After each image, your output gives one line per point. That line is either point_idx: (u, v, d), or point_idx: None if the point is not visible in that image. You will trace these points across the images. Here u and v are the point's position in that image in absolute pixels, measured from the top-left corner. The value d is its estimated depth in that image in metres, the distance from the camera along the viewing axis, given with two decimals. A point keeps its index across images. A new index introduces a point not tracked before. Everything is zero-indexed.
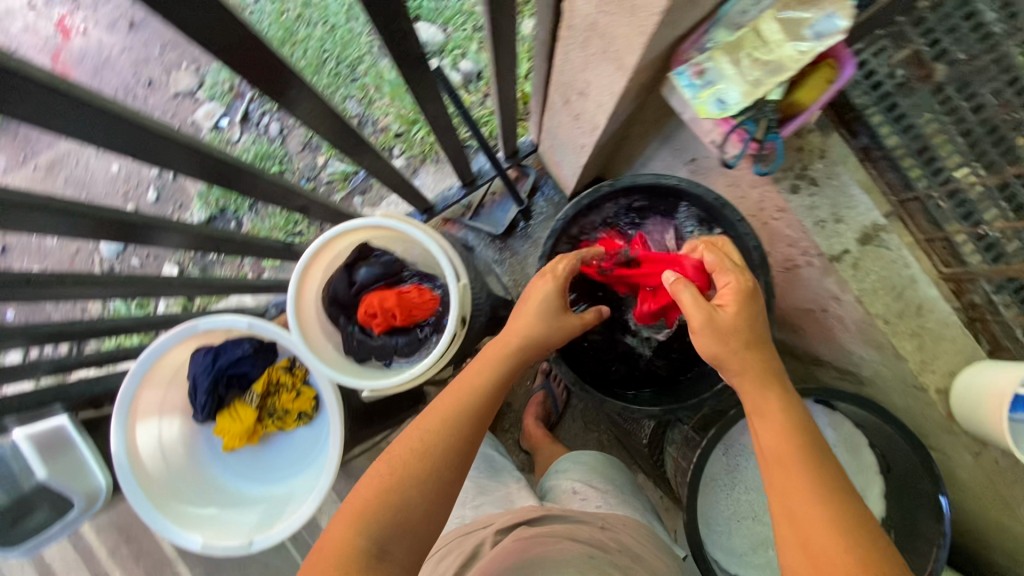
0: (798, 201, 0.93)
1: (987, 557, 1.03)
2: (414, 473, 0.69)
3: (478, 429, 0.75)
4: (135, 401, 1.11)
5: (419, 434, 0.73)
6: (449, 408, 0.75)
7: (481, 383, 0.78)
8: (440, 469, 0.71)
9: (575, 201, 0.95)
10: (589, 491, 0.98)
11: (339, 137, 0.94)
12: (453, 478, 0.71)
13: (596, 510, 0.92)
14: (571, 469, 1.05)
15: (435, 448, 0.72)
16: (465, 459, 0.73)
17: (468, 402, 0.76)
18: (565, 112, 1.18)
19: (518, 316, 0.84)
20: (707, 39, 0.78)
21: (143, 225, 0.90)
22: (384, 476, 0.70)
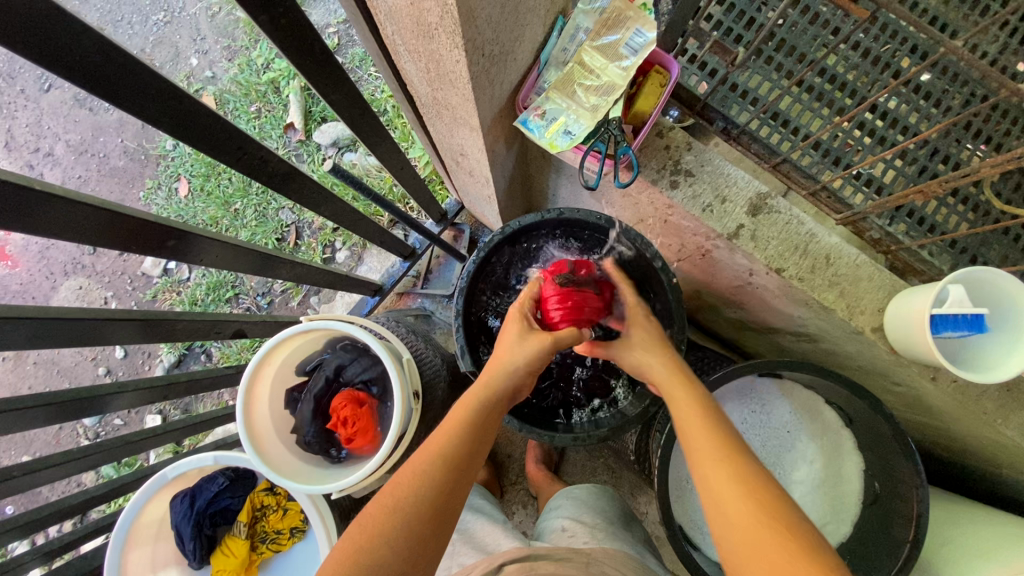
0: (681, 195, 0.94)
1: (997, 473, 1.00)
2: (392, 522, 0.62)
3: (463, 474, 0.68)
4: (124, 567, 1.10)
5: (397, 484, 0.66)
6: (433, 452, 0.68)
7: (465, 419, 0.73)
8: (424, 516, 0.63)
9: (474, 257, 0.98)
10: (577, 527, 1.03)
11: (246, 262, 0.98)
12: (440, 527, 0.64)
13: (584, 544, 0.96)
14: (565, 506, 1.13)
15: (414, 491, 0.64)
16: (449, 511, 0.65)
17: (451, 445, 0.69)
18: (461, 172, 1.22)
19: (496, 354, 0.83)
20: (542, 82, 0.87)
21: (83, 400, 0.93)
22: (356, 538, 0.61)
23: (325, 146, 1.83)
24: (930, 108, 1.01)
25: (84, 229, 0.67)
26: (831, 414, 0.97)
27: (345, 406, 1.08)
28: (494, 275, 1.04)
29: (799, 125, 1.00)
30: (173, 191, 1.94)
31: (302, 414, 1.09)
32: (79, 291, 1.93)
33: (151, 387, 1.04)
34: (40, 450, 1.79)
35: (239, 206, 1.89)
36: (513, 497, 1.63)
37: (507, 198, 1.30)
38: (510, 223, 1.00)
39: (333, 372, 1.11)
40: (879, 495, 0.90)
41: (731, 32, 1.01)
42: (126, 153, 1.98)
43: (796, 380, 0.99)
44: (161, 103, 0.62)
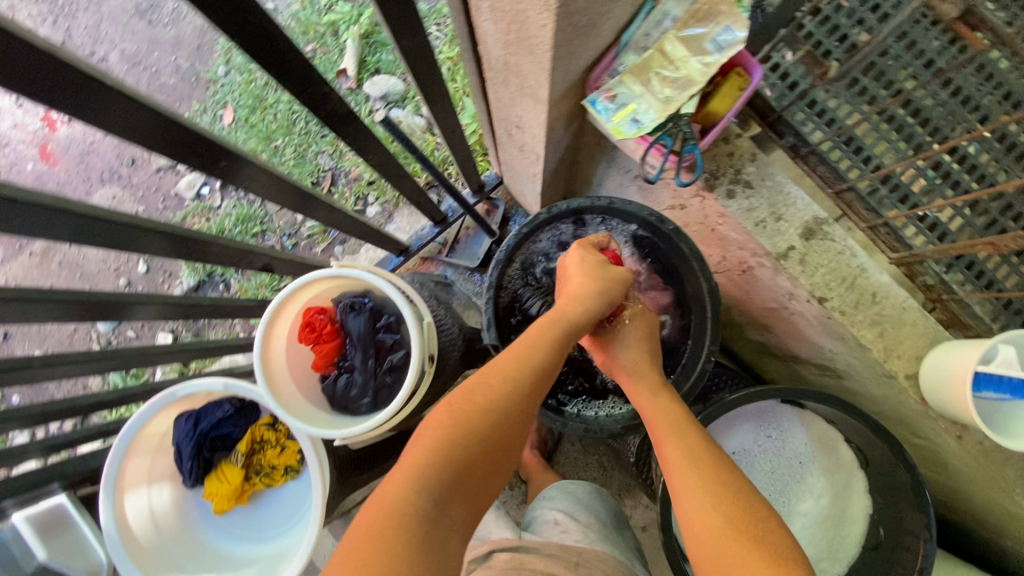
0: (736, 206, 0.92)
1: (999, 540, 0.98)
2: (465, 446, 0.68)
3: (524, 414, 0.74)
4: (122, 473, 1.13)
5: (463, 412, 0.71)
6: (501, 393, 0.73)
7: (528, 369, 0.76)
8: (492, 442, 0.70)
9: (515, 231, 0.96)
10: (569, 523, 1.03)
11: (289, 197, 0.98)
12: (503, 454, 0.71)
13: (574, 544, 0.97)
14: (559, 499, 1.14)
15: (476, 431, 0.69)
16: (514, 441, 0.72)
17: (519, 387, 0.74)
18: (511, 145, 1.20)
19: (568, 297, 0.85)
20: (618, 63, 0.83)
21: (112, 303, 0.94)
22: (429, 450, 0.67)
23: (374, 98, 1.82)
24: (1015, 161, 0.94)
25: (144, 133, 0.67)
26: (847, 452, 0.94)
27: (323, 334, 1.07)
28: (530, 255, 1.01)
29: (871, 154, 0.95)
30: (218, 118, 1.94)
31: (352, 326, 1.09)
32: (112, 201, 1.95)
33: (176, 303, 1.05)
34: (52, 347, 1.84)
35: (280, 144, 1.88)
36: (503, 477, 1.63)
37: (552, 179, 1.28)
38: (558, 204, 0.97)
39: (352, 378, 1.10)
40: (883, 541, 0.88)
41: (821, 45, 0.97)
42: (178, 73, 1.98)
43: (818, 413, 0.95)
44: (239, 17, 0.61)
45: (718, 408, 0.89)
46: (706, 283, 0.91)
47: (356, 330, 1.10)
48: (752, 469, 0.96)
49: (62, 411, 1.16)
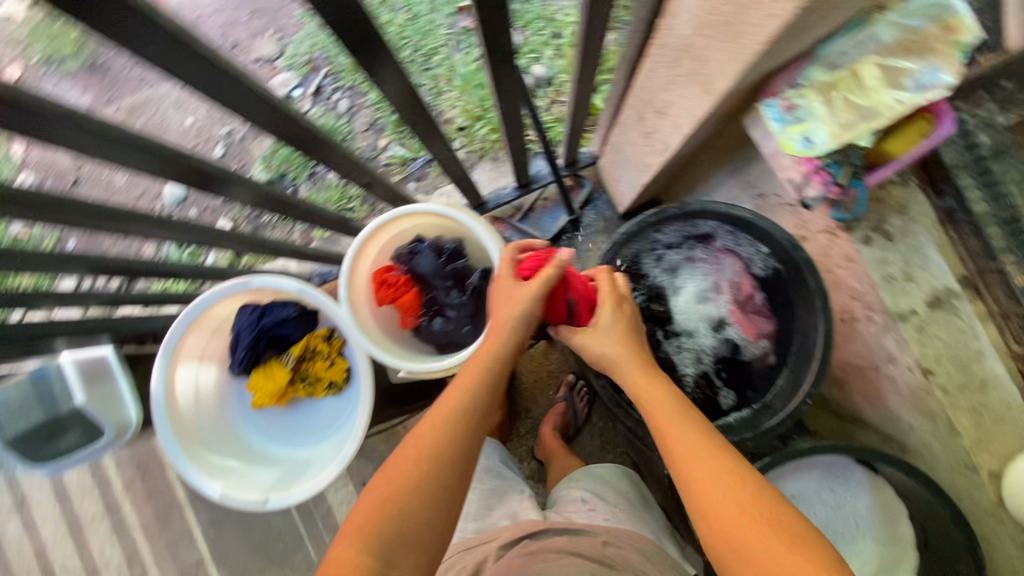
0: (869, 253, 0.89)
1: None
2: (408, 494, 0.69)
3: (468, 450, 0.74)
4: (180, 345, 1.15)
5: (402, 461, 0.72)
6: (437, 434, 0.73)
7: (455, 408, 0.75)
8: (436, 483, 0.70)
9: (638, 218, 0.86)
10: (597, 503, 1.04)
11: (419, 121, 0.96)
12: (455, 489, 0.71)
13: (603, 524, 0.98)
14: (586, 480, 1.14)
15: (417, 480, 0.70)
16: (462, 477, 0.72)
17: (456, 425, 0.74)
18: (635, 129, 1.16)
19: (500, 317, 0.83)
20: (801, 76, 0.76)
21: (214, 176, 0.88)
22: (372, 504, 0.69)
23: None
24: None
25: None
26: (908, 529, 0.89)
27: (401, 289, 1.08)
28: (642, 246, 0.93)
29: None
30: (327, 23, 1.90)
31: (421, 267, 1.09)
32: None
33: (266, 193, 1.02)
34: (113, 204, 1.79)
35: None
36: (516, 449, 1.71)
37: (660, 175, 1.24)
38: (691, 201, 0.86)
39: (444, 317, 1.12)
40: None
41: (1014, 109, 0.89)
42: None
43: (890, 482, 0.90)
44: None
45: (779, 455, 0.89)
46: (823, 327, 0.80)
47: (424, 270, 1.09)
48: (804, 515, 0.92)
49: (119, 268, 1.13)
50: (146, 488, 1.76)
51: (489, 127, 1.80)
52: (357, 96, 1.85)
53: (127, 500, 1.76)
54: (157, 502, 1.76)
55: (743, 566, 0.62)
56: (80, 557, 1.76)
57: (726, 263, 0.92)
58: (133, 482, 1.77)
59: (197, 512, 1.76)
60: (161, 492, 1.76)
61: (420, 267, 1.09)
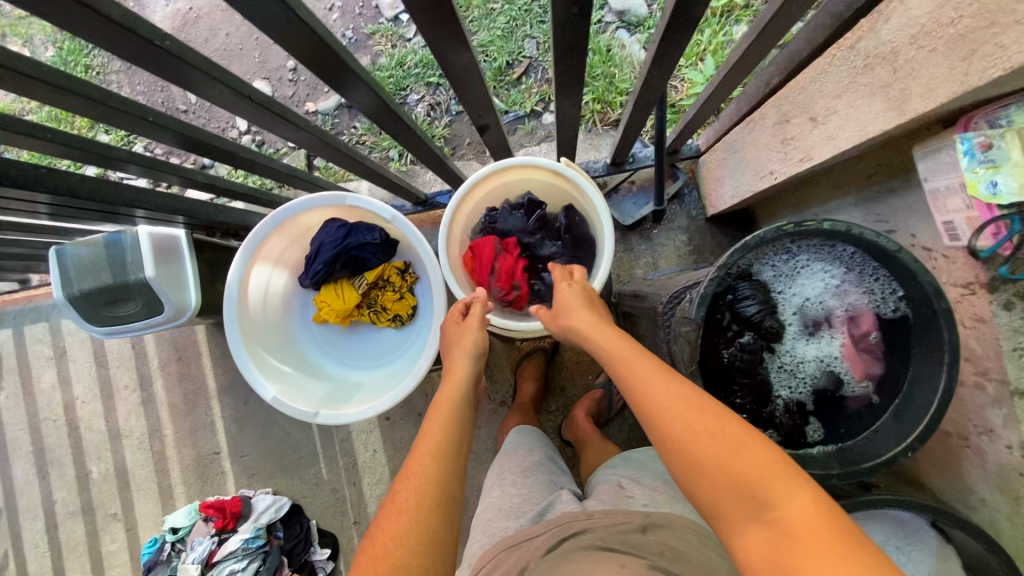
0: (1007, 319, 0.82)
1: None
2: (411, 517, 0.69)
3: (449, 460, 0.77)
4: (263, 244, 1.15)
5: (400, 496, 0.72)
6: (427, 448, 0.77)
7: (454, 385, 0.88)
8: (427, 500, 0.71)
9: (777, 227, 0.80)
10: (634, 489, 1.00)
11: (565, 69, 0.92)
12: (442, 498, 0.72)
13: (642, 508, 0.92)
14: (622, 467, 1.12)
15: (410, 497, 0.71)
16: (448, 492, 0.73)
17: (433, 442, 0.78)
18: (769, 132, 1.10)
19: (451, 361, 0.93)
20: (1003, 114, 0.69)
21: (343, 68, 0.86)
22: (372, 538, 0.68)
23: (613, 9, 1.73)
24: None
25: None
26: None
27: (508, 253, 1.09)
28: (762, 256, 0.88)
29: None
30: None
31: (510, 225, 1.11)
32: None
33: (386, 104, 0.99)
34: None
35: (498, 8, 1.78)
36: (544, 423, 1.72)
37: (778, 186, 1.18)
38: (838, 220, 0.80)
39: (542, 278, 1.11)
40: None
41: None
42: None
43: (958, 552, 0.87)
44: None
45: (858, 499, 0.87)
46: (943, 381, 0.75)
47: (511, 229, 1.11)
48: None
49: (226, 152, 1.13)
50: (180, 371, 1.81)
51: (593, 96, 1.73)
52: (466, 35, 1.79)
53: (161, 378, 1.81)
54: (187, 387, 1.80)
55: (709, 483, 0.62)
56: (107, 420, 1.82)
57: (850, 292, 0.86)
58: (169, 362, 1.81)
59: (223, 406, 1.80)
60: (193, 379, 1.81)
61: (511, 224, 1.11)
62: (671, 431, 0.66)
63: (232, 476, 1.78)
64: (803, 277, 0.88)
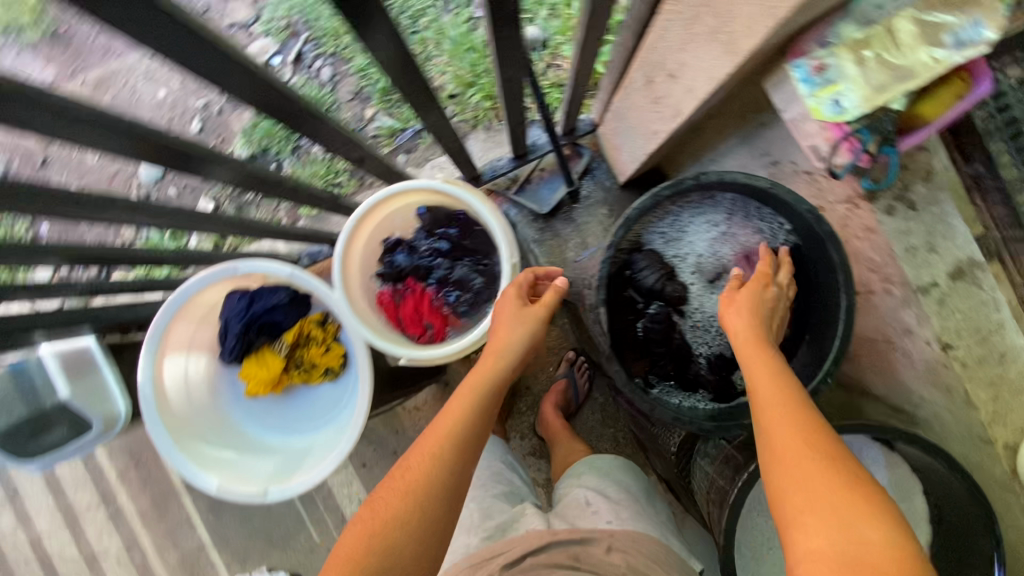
0: (892, 224, 0.85)
1: None
2: (406, 508, 0.70)
3: (468, 456, 0.76)
4: (167, 335, 1.09)
5: (394, 483, 0.73)
6: (439, 436, 0.76)
7: (492, 369, 0.86)
8: (432, 495, 0.71)
9: (653, 193, 0.82)
10: (601, 504, 0.98)
11: (412, 88, 0.88)
12: (447, 499, 0.72)
13: (606, 526, 0.92)
14: (587, 474, 1.07)
15: (421, 492, 0.71)
16: (457, 490, 0.74)
17: (457, 432, 0.77)
18: (641, 94, 1.09)
19: (496, 337, 0.90)
20: (831, 32, 0.70)
21: (192, 155, 0.78)
22: (369, 520, 0.70)
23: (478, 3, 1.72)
24: None
25: None
26: (921, 504, 0.89)
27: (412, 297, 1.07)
28: (650, 223, 0.89)
29: None
30: None
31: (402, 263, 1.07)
32: None
33: (247, 170, 0.93)
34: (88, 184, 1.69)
35: None
36: (517, 425, 1.70)
37: (667, 143, 1.18)
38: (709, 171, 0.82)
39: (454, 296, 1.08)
40: None
41: None
42: None
43: (905, 458, 0.88)
44: None
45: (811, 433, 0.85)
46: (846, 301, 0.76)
47: (404, 268, 1.07)
48: None
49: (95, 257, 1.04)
50: (140, 476, 1.72)
51: (482, 94, 1.71)
52: (341, 63, 1.75)
53: (122, 489, 1.72)
54: (153, 490, 1.72)
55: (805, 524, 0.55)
56: (78, 547, 1.72)
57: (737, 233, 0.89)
58: (127, 470, 1.72)
59: (195, 499, 1.72)
60: (157, 480, 1.72)
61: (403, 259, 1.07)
62: (782, 452, 0.60)
63: (223, 567, 1.71)
64: (694, 230, 0.90)
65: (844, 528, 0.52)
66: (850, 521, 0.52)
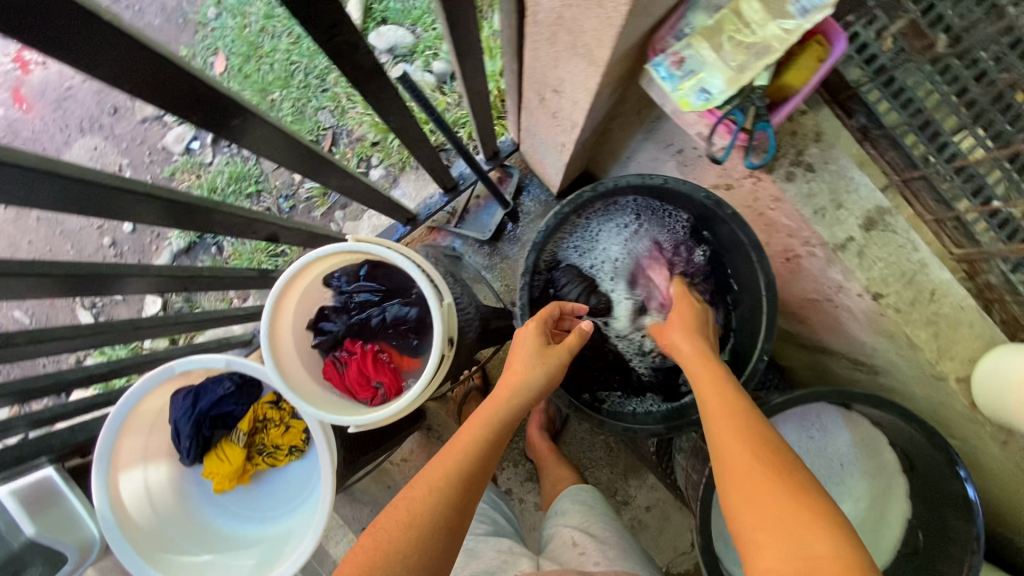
0: (794, 189, 0.85)
1: (1008, 537, 0.98)
2: (406, 542, 0.61)
3: (475, 492, 0.69)
4: (116, 452, 1.06)
5: (394, 515, 0.64)
6: (449, 468, 0.68)
7: (513, 402, 0.76)
8: (434, 532, 0.63)
9: (556, 211, 0.87)
10: (587, 543, 0.96)
11: (299, 160, 0.88)
12: (450, 538, 0.64)
13: (595, 568, 0.89)
14: (570, 513, 1.07)
15: (426, 526, 0.63)
16: (460, 527, 0.66)
17: (465, 463, 0.69)
18: (540, 111, 1.10)
19: (511, 364, 0.80)
20: (684, 24, 0.72)
21: (100, 277, 0.82)
22: (367, 554, 0.61)
23: (380, 51, 1.67)
24: None
25: (142, 81, 0.56)
26: (891, 455, 0.89)
27: (357, 359, 1.04)
28: (560, 241, 0.94)
29: (948, 139, 0.83)
30: (208, 65, 1.78)
31: (333, 330, 1.04)
32: (93, 153, 1.80)
33: (172, 275, 0.95)
34: (32, 310, 1.69)
35: (277, 97, 1.74)
36: (507, 453, 1.66)
37: (579, 150, 1.19)
38: (603, 181, 0.88)
39: (395, 346, 1.07)
40: (922, 547, 0.84)
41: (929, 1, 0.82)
42: (163, 12, 1.79)
43: (864, 415, 0.89)
44: None
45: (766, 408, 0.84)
46: (763, 278, 0.84)
47: (338, 333, 1.04)
48: None
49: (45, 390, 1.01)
50: None
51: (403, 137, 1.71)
52: None
53: None
54: None
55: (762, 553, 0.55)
56: None
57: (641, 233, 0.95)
58: None
59: None
60: None
61: (332, 326, 1.04)
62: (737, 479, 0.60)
63: None
64: (608, 239, 0.96)
65: (802, 553, 0.52)
66: (807, 543, 0.52)
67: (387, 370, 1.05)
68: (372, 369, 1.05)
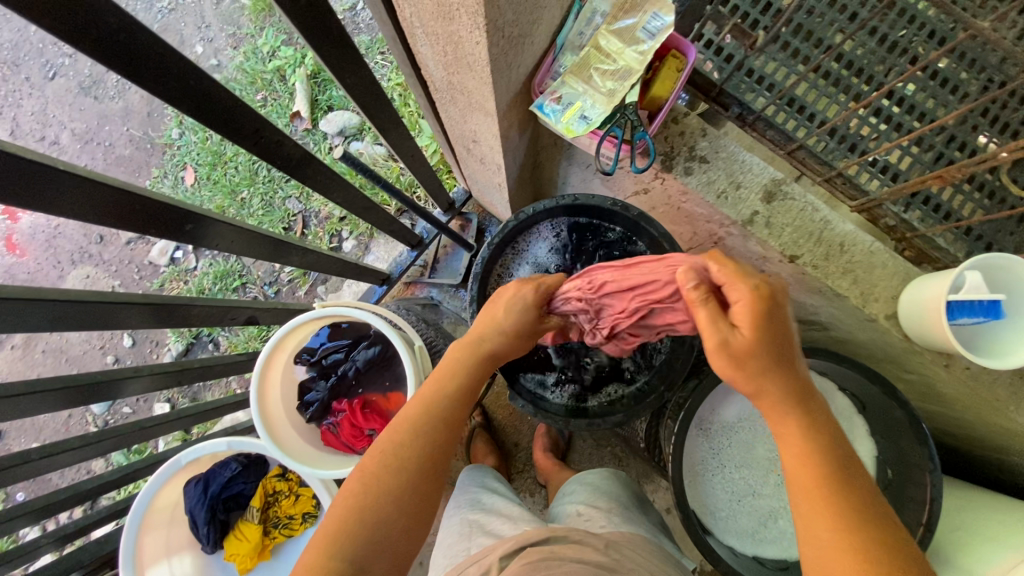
0: (695, 180, 0.94)
1: (990, 457, 1.01)
2: (390, 483, 0.68)
3: (452, 432, 0.74)
4: (139, 551, 1.12)
5: (377, 457, 0.70)
6: (425, 410, 0.73)
7: (483, 355, 0.78)
8: (414, 478, 0.69)
9: (488, 243, 0.99)
10: (592, 511, 0.99)
11: (258, 248, 0.98)
12: (431, 480, 0.70)
13: (601, 529, 0.92)
14: (578, 491, 1.09)
15: (408, 469, 0.69)
16: (440, 467, 0.72)
17: (441, 410, 0.73)
18: (471, 160, 1.21)
19: (485, 318, 0.80)
20: (558, 66, 0.86)
21: (96, 384, 0.90)
22: (357, 494, 0.68)
23: (331, 135, 1.82)
24: (947, 95, 0.97)
25: (98, 210, 0.66)
26: (843, 399, 0.97)
27: (346, 416, 1.11)
28: (503, 268, 1.04)
29: (815, 111, 0.98)
30: (179, 180, 1.93)
31: (318, 397, 1.11)
32: (86, 280, 1.92)
33: (166, 371, 1.03)
34: (50, 437, 1.77)
35: (246, 195, 1.88)
36: (522, 484, 1.68)
37: (516, 186, 1.29)
38: (525, 210, 1.00)
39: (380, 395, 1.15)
40: (892, 481, 0.92)
41: (748, 16, 1.00)
42: (132, 143, 1.97)
43: (810, 366, 0.98)
44: (180, 84, 0.61)
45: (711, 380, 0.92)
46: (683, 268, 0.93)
47: (324, 399, 1.11)
48: (754, 435, 1.01)
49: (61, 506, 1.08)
50: None
51: None
52: None
53: None
54: None
55: None
56: None
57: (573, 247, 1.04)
58: None
59: None
60: None
61: (315, 394, 1.11)
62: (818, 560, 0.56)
63: None
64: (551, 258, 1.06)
65: None
66: None
67: (378, 416, 1.12)
68: (363, 421, 1.11)
